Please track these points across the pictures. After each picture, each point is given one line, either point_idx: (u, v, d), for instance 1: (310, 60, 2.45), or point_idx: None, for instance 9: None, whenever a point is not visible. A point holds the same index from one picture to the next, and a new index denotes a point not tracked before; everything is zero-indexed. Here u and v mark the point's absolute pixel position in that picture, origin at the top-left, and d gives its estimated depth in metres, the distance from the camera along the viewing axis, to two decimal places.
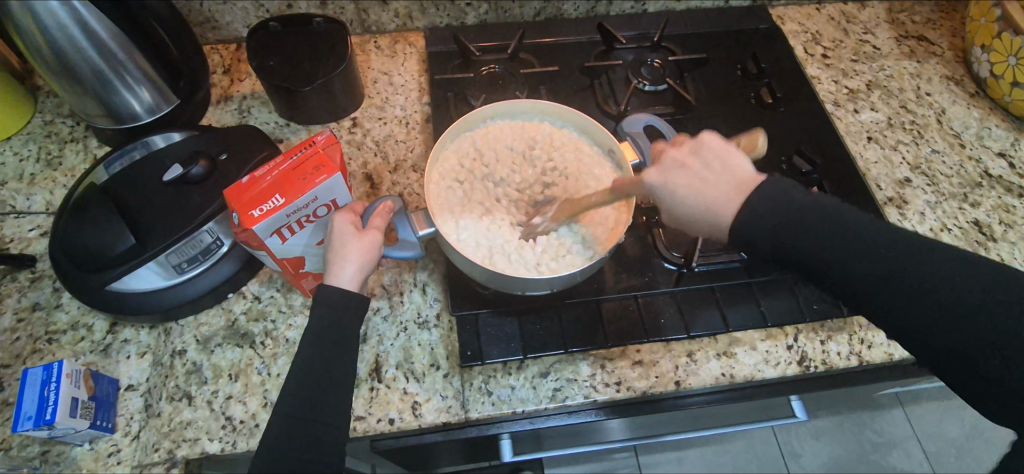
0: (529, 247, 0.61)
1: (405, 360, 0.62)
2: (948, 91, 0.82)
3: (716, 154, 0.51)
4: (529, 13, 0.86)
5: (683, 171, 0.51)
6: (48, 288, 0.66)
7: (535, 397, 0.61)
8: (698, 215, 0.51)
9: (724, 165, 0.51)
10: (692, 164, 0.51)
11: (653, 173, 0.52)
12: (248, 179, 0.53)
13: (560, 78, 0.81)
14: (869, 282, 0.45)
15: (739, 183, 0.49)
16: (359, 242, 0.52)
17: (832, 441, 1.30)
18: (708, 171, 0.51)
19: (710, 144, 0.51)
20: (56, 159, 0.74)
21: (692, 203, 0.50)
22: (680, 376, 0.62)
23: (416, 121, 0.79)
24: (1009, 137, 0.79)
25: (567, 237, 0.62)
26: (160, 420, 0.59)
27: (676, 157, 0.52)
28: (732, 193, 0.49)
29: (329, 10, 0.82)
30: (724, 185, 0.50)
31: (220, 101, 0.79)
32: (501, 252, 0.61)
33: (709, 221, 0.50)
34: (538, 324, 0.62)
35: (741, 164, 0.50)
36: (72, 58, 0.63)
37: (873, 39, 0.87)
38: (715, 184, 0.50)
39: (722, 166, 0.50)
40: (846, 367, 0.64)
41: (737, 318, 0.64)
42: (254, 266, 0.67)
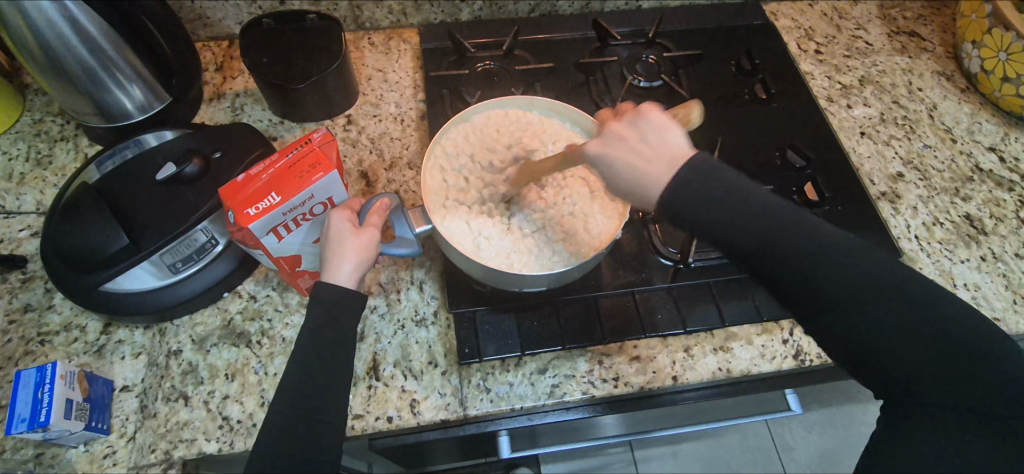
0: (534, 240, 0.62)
1: (403, 358, 0.62)
2: (939, 86, 0.83)
3: (652, 126, 0.47)
4: (524, 9, 0.86)
5: (621, 146, 0.48)
6: (40, 289, 0.65)
7: (533, 393, 0.61)
8: (624, 191, 0.48)
9: (661, 137, 0.46)
10: (629, 136, 0.48)
11: (593, 144, 0.50)
12: (243, 177, 0.52)
13: (555, 75, 0.81)
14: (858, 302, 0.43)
15: (671, 157, 0.46)
16: (356, 239, 0.52)
17: (824, 433, 1.32)
18: (645, 143, 0.47)
19: (648, 117, 0.48)
20: (46, 158, 0.74)
21: (621, 172, 0.48)
22: (677, 371, 0.62)
23: (412, 118, 0.78)
24: (999, 131, 0.80)
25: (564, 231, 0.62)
26: (156, 421, 0.59)
27: (617, 131, 0.48)
28: (663, 169, 0.45)
29: (322, 6, 0.81)
30: (659, 161, 0.46)
31: (213, 99, 0.79)
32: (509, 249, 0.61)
33: (640, 194, 0.47)
34: (536, 321, 0.62)
35: (674, 137, 0.46)
36: (62, 56, 0.62)
37: (866, 35, 0.87)
38: (652, 159, 0.46)
39: (656, 139, 0.46)
40: (841, 360, 0.65)
41: (734, 313, 0.64)
42: (250, 265, 0.66)
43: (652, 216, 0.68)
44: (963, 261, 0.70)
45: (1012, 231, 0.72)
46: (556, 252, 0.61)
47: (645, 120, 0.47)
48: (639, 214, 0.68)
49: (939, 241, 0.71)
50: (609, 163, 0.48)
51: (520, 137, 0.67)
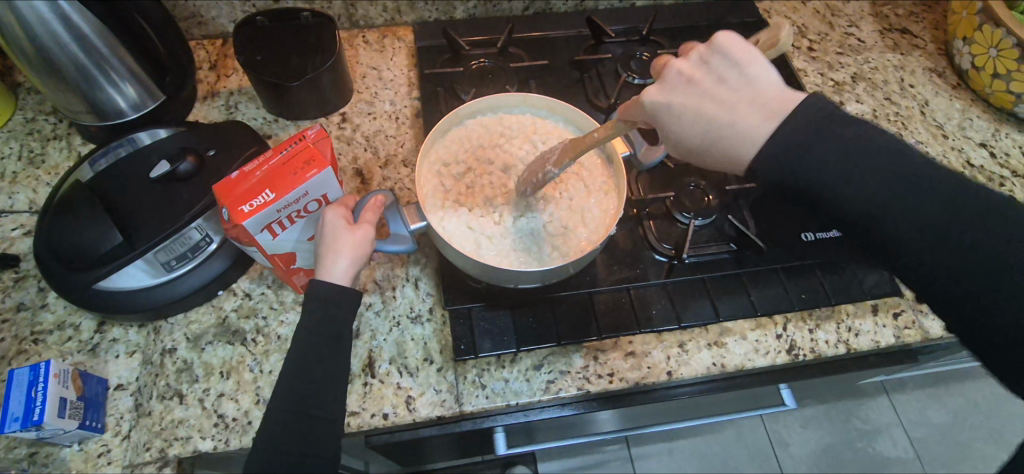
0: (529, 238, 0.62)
1: (398, 355, 0.62)
2: (931, 83, 0.84)
3: (728, 61, 0.49)
4: (518, 7, 0.86)
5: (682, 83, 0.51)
6: (33, 288, 0.65)
7: (528, 389, 0.61)
8: (716, 137, 0.49)
9: (759, 70, 0.49)
10: (700, 76, 0.50)
11: (653, 91, 0.52)
12: (237, 175, 0.52)
13: (550, 72, 0.81)
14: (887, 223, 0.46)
15: (761, 100, 0.48)
16: (351, 236, 0.52)
17: (819, 428, 1.32)
18: (736, 81, 0.49)
19: (726, 43, 0.49)
20: (38, 157, 0.73)
21: (697, 125, 0.50)
22: (672, 366, 0.63)
23: (407, 116, 0.78)
24: (990, 127, 0.80)
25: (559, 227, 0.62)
26: (151, 419, 0.59)
27: (682, 71, 0.51)
28: (761, 113, 0.48)
29: (316, 4, 0.81)
30: (755, 104, 0.48)
31: (207, 98, 0.78)
32: (507, 247, 0.61)
33: (726, 149, 0.49)
34: (531, 317, 0.63)
35: (769, 73, 0.49)
36: (54, 54, 0.62)
37: (858, 32, 0.88)
38: (738, 102, 0.48)
39: (740, 75, 0.49)
40: (834, 355, 0.65)
41: (728, 308, 0.65)
42: (245, 263, 0.66)
43: (646, 212, 0.68)
44: None
45: None
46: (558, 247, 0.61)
47: (721, 52, 0.49)
48: (634, 210, 0.69)
49: None
50: (670, 109, 0.51)
51: (509, 141, 0.67)
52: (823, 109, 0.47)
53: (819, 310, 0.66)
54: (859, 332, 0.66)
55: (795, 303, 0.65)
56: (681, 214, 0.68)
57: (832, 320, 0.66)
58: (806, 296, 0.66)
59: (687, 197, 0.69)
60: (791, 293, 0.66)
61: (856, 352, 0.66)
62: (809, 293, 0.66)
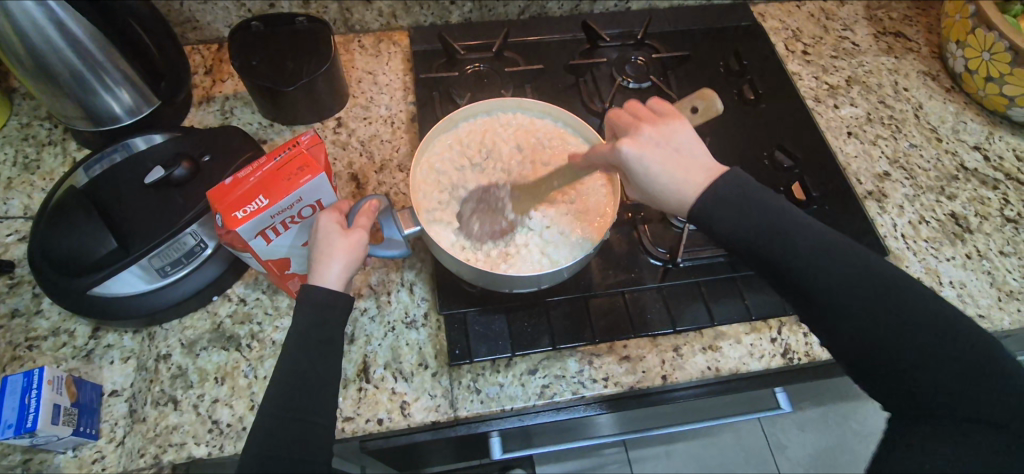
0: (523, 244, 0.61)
1: (393, 360, 0.62)
2: (925, 86, 0.84)
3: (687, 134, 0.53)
4: (514, 12, 0.87)
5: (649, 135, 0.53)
6: (28, 294, 0.65)
7: (523, 394, 0.61)
8: (668, 191, 0.51)
9: (696, 147, 0.52)
10: (665, 142, 0.52)
11: (628, 143, 0.52)
12: (231, 180, 0.52)
13: (545, 76, 0.81)
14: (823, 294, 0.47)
15: (707, 167, 0.51)
16: (344, 240, 0.52)
17: (817, 430, 1.32)
18: (688, 147, 0.52)
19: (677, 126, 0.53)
20: (34, 162, 0.73)
21: (659, 172, 0.51)
22: (666, 371, 0.63)
23: (402, 120, 0.78)
24: (983, 130, 0.80)
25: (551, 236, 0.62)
26: (145, 426, 0.59)
27: (652, 134, 0.52)
28: (684, 174, 0.51)
29: (311, 9, 0.81)
30: (696, 166, 0.51)
31: (202, 102, 0.79)
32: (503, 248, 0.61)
33: (676, 199, 0.51)
34: (526, 322, 0.63)
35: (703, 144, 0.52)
36: (49, 60, 0.62)
37: (852, 36, 0.88)
38: (691, 167, 0.51)
39: (693, 146, 0.52)
40: (829, 358, 0.65)
41: (723, 312, 0.65)
42: (240, 268, 0.66)
43: (641, 216, 0.68)
44: (949, 259, 0.71)
45: (997, 229, 0.73)
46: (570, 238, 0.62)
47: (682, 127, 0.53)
48: (629, 214, 0.69)
49: (925, 239, 0.72)
50: (643, 163, 0.51)
51: (501, 145, 0.67)
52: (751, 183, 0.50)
53: None
54: None
55: (790, 307, 0.65)
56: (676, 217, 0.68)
57: None
58: None
59: None
60: None
61: (851, 355, 0.66)
62: None
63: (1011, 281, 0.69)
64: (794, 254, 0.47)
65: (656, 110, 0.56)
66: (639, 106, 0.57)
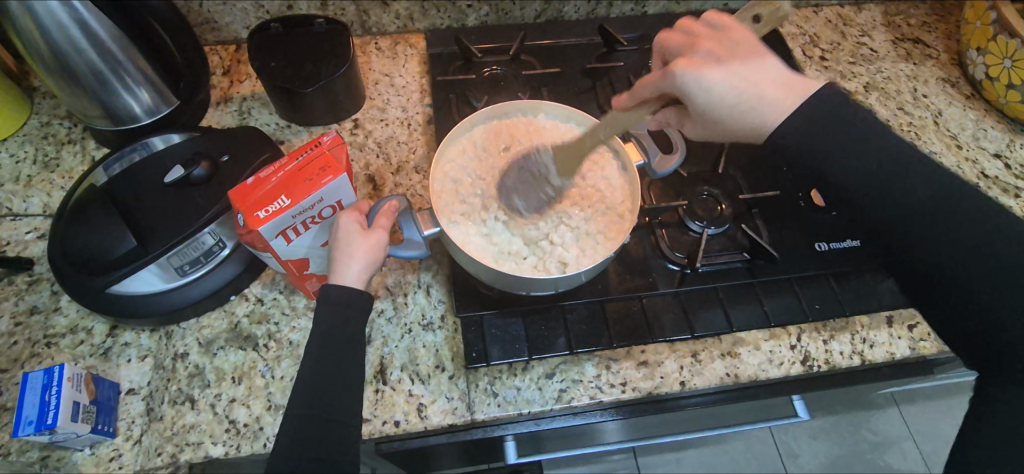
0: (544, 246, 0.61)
1: (410, 362, 0.61)
2: (944, 93, 0.83)
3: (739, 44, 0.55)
4: (531, 15, 0.87)
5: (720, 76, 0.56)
6: (47, 291, 0.65)
7: (540, 398, 0.61)
8: (747, 121, 0.55)
9: (761, 61, 0.55)
10: (722, 57, 0.54)
11: (683, 65, 0.53)
12: (253, 180, 0.52)
13: (562, 80, 0.81)
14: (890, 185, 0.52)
15: (781, 82, 0.54)
16: (365, 241, 0.52)
17: (829, 439, 1.31)
18: (752, 65, 0.54)
19: (733, 36, 0.55)
20: (53, 160, 0.74)
21: (741, 93, 0.54)
22: (685, 377, 0.62)
23: (419, 122, 0.78)
24: (1004, 138, 0.80)
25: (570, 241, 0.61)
26: (162, 424, 0.59)
27: (710, 60, 0.54)
28: (786, 93, 0.54)
29: (330, 11, 0.81)
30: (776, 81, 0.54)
31: (220, 103, 0.79)
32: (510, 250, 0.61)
33: (753, 121, 0.55)
34: (543, 325, 0.62)
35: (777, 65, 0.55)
36: (71, 59, 0.62)
37: (870, 42, 0.88)
38: (764, 83, 0.54)
39: (746, 54, 0.55)
40: (849, 366, 0.64)
41: (741, 317, 0.64)
42: (257, 268, 0.66)
43: (658, 220, 0.68)
44: None
45: None
46: (580, 251, 0.61)
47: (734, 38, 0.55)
48: (646, 218, 0.68)
49: None
50: (703, 84, 0.53)
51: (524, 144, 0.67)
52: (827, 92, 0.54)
53: (833, 321, 0.66)
54: (874, 344, 0.65)
55: (809, 314, 0.65)
56: (693, 222, 0.67)
57: (846, 331, 0.66)
58: (820, 307, 0.65)
59: (700, 205, 0.68)
60: (805, 303, 0.65)
61: (871, 363, 0.65)
62: (823, 303, 0.65)
63: None
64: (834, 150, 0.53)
65: (713, 25, 0.57)
66: (695, 23, 0.58)
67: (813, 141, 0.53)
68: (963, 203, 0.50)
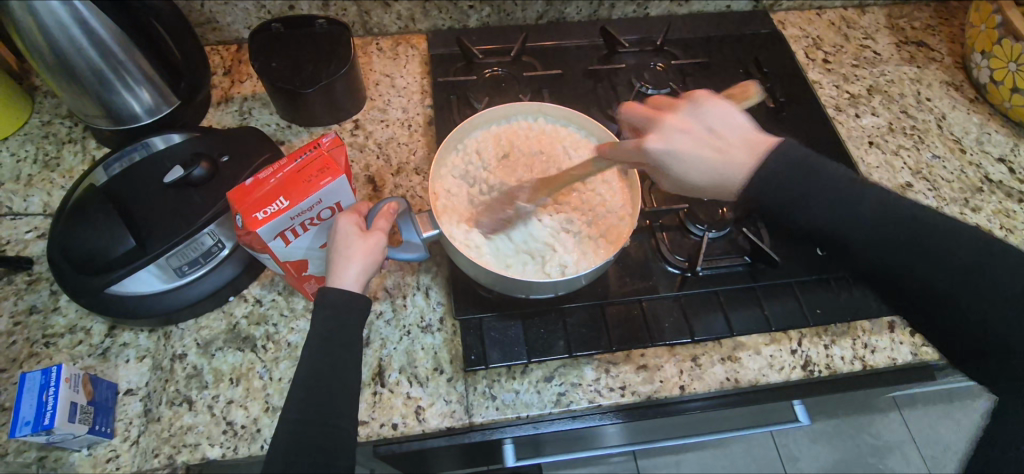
0: (541, 252, 0.61)
1: (408, 364, 0.61)
2: (947, 96, 0.83)
3: (711, 115, 0.55)
4: (532, 16, 0.87)
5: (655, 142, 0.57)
6: (46, 291, 0.65)
7: (539, 401, 0.60)
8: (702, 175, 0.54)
9: (725, 120, 0.54)
10: (692, 128, 0.55)
11: (654, 138, 0.54)
12: (251, 181, 0.52)
13: (563, 82, 0.80)
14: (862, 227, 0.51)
15: (746, 141, 0.54)
16: (364, 242, 0.52)
17: (830, 443, 1.31)
18: (716, 127, 0.54)
19: (707, 108, 0.55)
20: (54, 160, 0.74)
21: (704, 163, 0.54)
22: (685, 381, 0.62)
23: (419, 123, 0.78)
24: (1008, 142, 0.79)
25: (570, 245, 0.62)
26: (160, 425, 0.59)
27: (676, 123, 0.55)
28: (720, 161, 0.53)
29: (331, 12, 0.81)
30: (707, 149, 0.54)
31: (221, 103, 0.79)
32: (511, 257, 0.61)
33: (721, 186, 0.54)
34: (542, 328, 0.62)
35: (741, 120, 0.54)
36: (72, 58, 0.62)
37: (874, 45, 0.87)
38: (728, 147, 0.53)
39: (722, 123, 0.54)
40: (850, 371, 0.64)
41: (742, 322, 0.64)
42: (256, 269, 0.66)
43: (659, 223, 0.68)
44: None
45: None
46: (579, 255, 0.61)
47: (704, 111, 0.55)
48: (647, 221, 0.68)
49: None
50: (673, 155, 0.54)
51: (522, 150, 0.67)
52: (781, 142, 0.53)
53: (834, 325, 0.65)
54: (876, 349, 0.65)
55: (810, 318, 0.64)
56: (694, 225, 0.67)
57: (847, 336, 0.65)
58: (822, 311, 0.65)
59: (703, 208, 0.68)
60: (806, 308, 0.65)
61: (873, 369, 0.65)
62: (824, 308, 0.65)
63: None
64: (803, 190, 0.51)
65: (660, 104, 0.59)
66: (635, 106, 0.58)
67: (772, 185, 0.52)
68: (963, 245, 0.50)
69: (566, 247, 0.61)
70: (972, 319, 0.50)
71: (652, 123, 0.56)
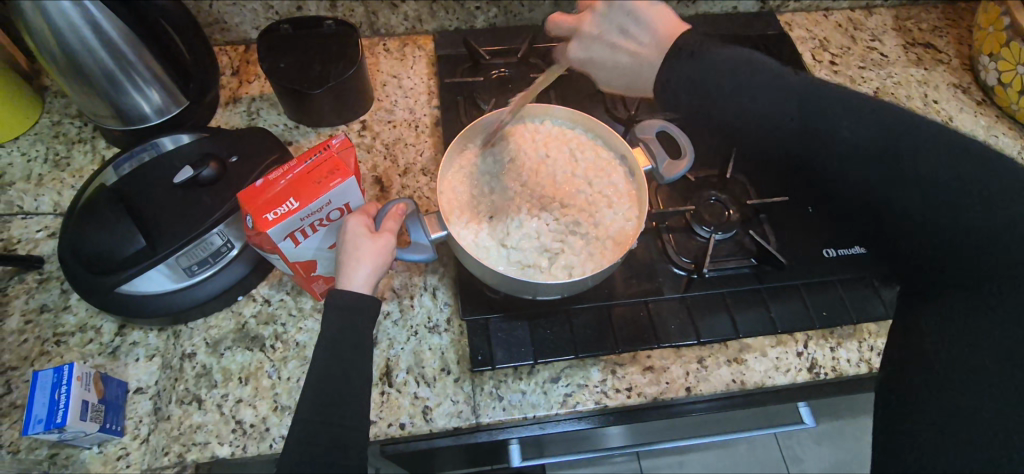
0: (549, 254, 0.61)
1: (415, 365, 0.62)
2: (955, 98, 0.83)
3: (624, 11, 0.59)
4: (539, 17, 0.87)
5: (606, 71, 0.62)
6: (56, 290, 0.66)
7: (546, 402, 0.61)
8: (626, 72, 0.60)
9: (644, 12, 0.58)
10: (602, 32, 0.61)
11: (576, 47, 0.63)
12: (261, 182, 0.52)
13: (570, 83, 0.81)
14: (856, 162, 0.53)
15: (664, 25, 0.57)
16: (373, 244, 0.52)
17: (834, 444, 1.31)
18: (627, 20, 0.59)
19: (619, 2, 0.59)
20: (64, 159, 0.74)
21: (626, 58, 0.59)
22: (690, 382, 0.62)
23: (426, 124, 0.79)
24: (1016, 145, 0.79)
25: (579, 247, 0.61)
26: (169, 424, 0.59)
27: (593, 32, 0.62)
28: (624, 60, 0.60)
29: (338, 12, 0.81)
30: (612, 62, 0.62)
31: (229, 103, 0.79)
32: (519, 250, 0.61)
33: (637, 89, 0.61)
34: (549, 329, 0.62)
35: (653, 13, 0.58)
36: (82, 59, 0.63)
37: (881, 46, 0.87)
38: (640, 44, 0.58)
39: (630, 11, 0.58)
40: (856, 374, 0.64)
41: (748, 324, 0.64)
42: (265, 269, 0.66)
43: (666, 225, 0.68)
44: None
45: None
46: (578, 260, 0.61)
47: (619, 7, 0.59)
48: (653, 223, 0.68)
49: None
50: (590, 42, 0.62)
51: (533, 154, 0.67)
52: (738, 58, 0.55)
53: (840, 328, 0.66)
54: (882, 352, 0.65)
55: (817, 321, 0.64)
56: (701, 227, 0.67)
57: (853, 339, 0.65)
58: (828, 314, 0.65)
59: (708, 210, 0.68)
60: (812, 310, 0.65)
61: (879, 371, 0.65)
62: (831, 310, 0.65)
63: None
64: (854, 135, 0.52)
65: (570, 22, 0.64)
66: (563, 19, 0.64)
67: (774, 126, 0.55)
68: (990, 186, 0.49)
69: (565, 252, 0.61)
70: (979, 269, 0.50)
71: (575, 31, 0.63)
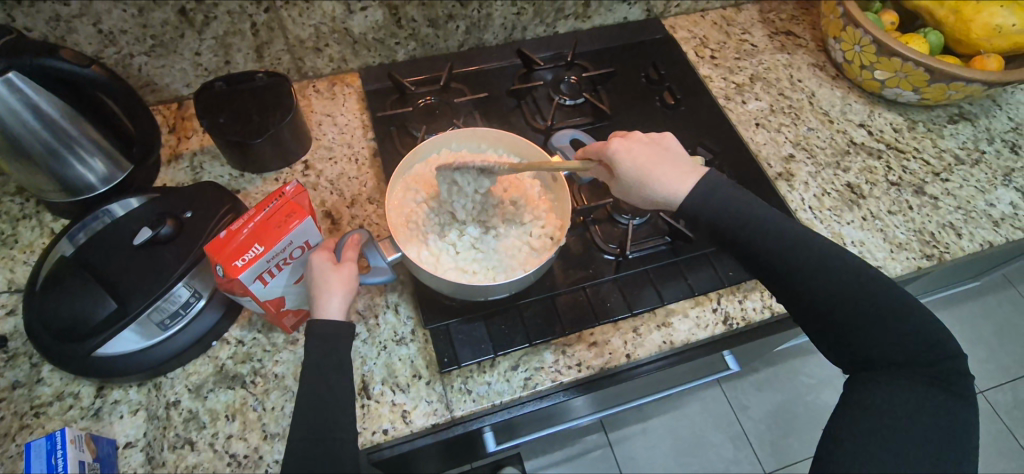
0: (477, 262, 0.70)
1: (389, 376, 0.68)
2: (814, 76, 0.97)
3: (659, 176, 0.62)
4: (454, 45, 0.95)
5: (646, 148, 0.65)
6: (26, 364, 0.68)
7: (509, 388, 0.69)
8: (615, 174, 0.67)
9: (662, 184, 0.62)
10: (646, 163, 0.63)
11: (621, 149, 0.65)
12: (225, 233, 0.58)
13: (490, 103, 0.89)
14: (818, 277, 0.56)
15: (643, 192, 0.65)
16: (339, 274, 0.59)
17: (773, 389, 1.47)
18: (643, 170, 0.63)
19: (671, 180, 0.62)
20: (11, 237, 0.76)
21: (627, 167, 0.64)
22: (629, 350, 0.72)
23: (365, 156, 0.85)
24: (865, 110, 0.94)
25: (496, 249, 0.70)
26: (166, 469, 0.63)
27: (643, 159, 0.64)
28: (637, 188, 0.65)
29: (266, 62, 0.87)
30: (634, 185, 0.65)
31: (171, 161, 0.83)
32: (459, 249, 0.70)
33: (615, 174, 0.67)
34: (503, 324, 0.71)
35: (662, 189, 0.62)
36: (23, 139, 0.65)
37: (751, 38, 1.01)
38: (638, 179, 0.64)
39: (662, 177, 0.62)
40: (762, 319, 0.76)
41: (671, 292, 0.75)
42: (235, 312, 0.71)
43: (591, 218, 0.78)
44: (849, 223, 0.82)
45: (885, 192, 0.85)
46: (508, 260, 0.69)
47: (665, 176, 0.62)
48: (580, 218, 0.78)
49: (828, 208, 0.83)
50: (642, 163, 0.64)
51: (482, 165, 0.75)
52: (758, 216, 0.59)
53: (745, 283, 0.77)
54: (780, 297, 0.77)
55: (725, 280, 0.76)
56: (620, 216, 0.78)
57: (757, 290, 0.77)
58: (733, 274, 0.77)
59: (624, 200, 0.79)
60: (721, 272, 0.77)
61: (780, 314, 0.77)
62: (735, 271, 0.77)
63: (899, 235, 0.82)
64: (798, 269, 0.57)
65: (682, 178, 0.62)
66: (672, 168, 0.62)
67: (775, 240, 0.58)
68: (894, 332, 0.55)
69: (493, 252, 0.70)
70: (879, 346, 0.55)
71: (638, 170, 0.64)
